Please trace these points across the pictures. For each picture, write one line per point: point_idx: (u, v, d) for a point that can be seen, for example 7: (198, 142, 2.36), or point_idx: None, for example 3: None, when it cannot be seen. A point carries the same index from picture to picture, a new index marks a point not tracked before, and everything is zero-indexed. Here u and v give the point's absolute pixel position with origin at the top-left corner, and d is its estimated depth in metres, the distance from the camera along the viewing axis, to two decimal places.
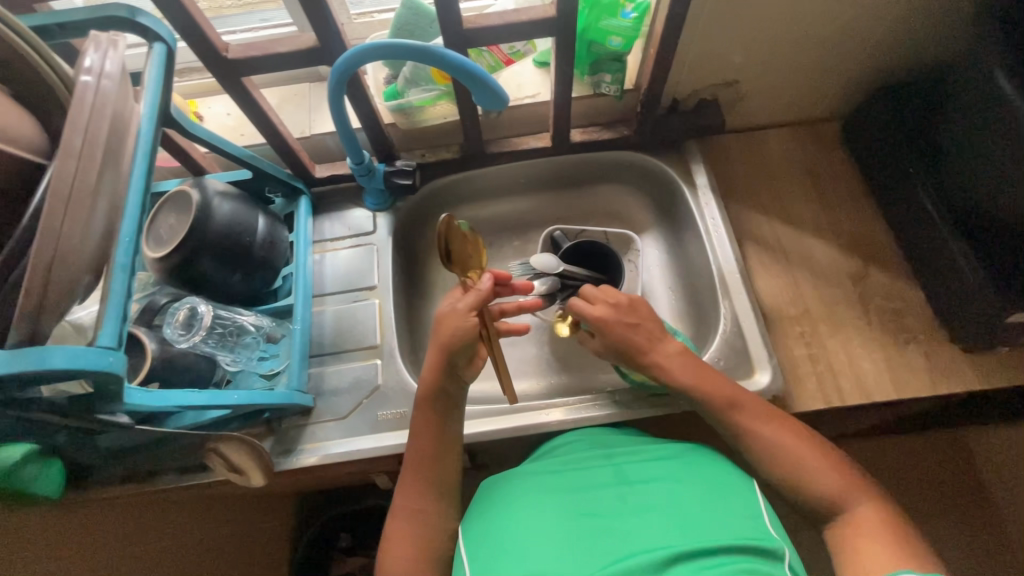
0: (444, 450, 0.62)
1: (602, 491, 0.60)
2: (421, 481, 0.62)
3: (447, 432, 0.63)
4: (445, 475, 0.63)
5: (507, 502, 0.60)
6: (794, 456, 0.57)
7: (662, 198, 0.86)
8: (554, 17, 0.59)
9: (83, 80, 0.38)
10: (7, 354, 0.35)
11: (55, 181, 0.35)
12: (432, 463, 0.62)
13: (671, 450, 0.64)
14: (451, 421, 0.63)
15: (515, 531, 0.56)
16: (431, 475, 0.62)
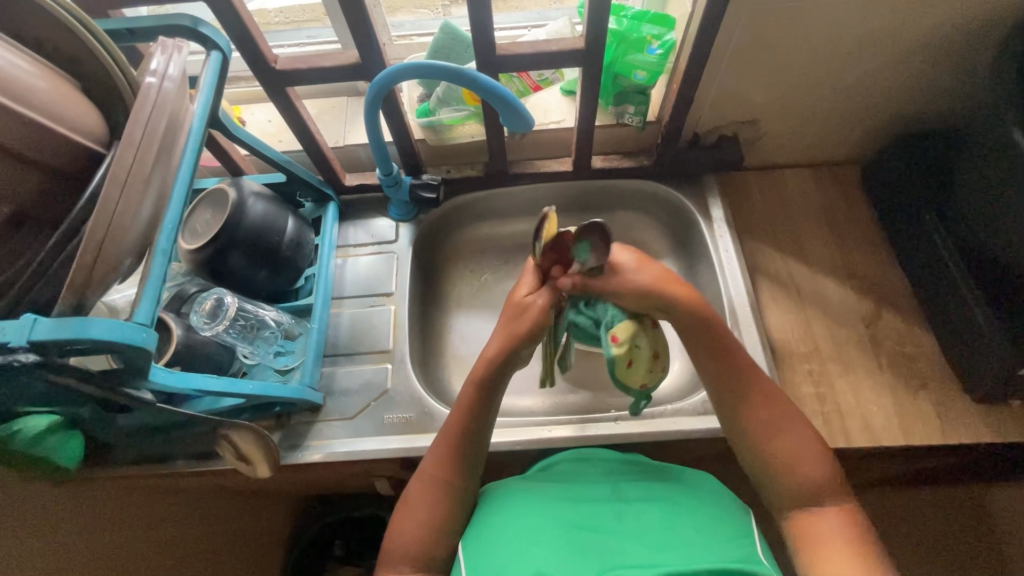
0: (478, 430, 0.63)
1: (597, 510, 0.60)
2: (452, 455, 0.62)
3: (490, 410, 0.63)
4: (471, 455, 0.63)
5: (508, 507, 0.61)
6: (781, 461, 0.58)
7: (678, 228, 0.88)
8: (582, 49, 0.62)
9: (148, 81, 0.42)
10: (52, 321, 0.37)
11: (116, 166, 0.38)
12: (464, 437, 0.62)
13: (672, 478, 0.64)
14: (495, 402, 0.64)
15: (513, 534, 0.57)
16: (463, 454, 0.62)
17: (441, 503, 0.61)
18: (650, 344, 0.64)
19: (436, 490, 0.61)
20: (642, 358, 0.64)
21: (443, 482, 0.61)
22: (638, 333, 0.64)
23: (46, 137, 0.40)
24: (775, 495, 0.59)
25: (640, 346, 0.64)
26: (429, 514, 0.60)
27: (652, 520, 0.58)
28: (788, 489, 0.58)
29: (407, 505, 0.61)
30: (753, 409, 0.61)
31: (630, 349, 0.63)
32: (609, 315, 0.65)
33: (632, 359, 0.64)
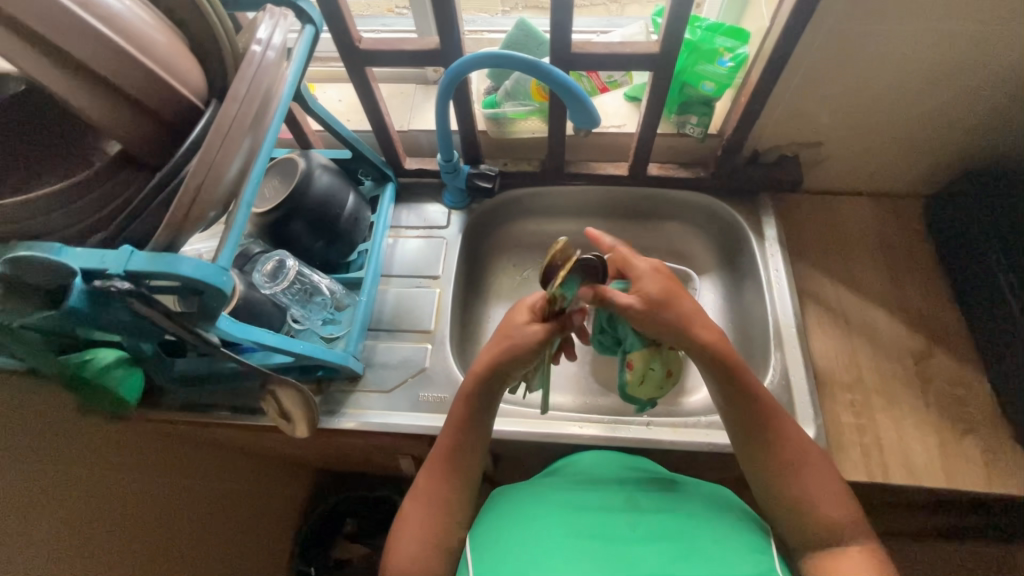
0: (474, 446, 0.64)
1: (617, 517, 0.60)
2: (446, 474, 0.63)
3: (484, 422, 0.64)
4: (465, 470, 0.64)
5: (522, 507, 0.62)
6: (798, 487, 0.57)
7: (727, 244, 0.87)
8: (656, 53, 0.63)
9: (255, 45, 0.45)
10: (147, 254, 0.40)
11: (220, 116, 0.41)
12: (454, 454, 0.63)
13: (694, 490, 0.63)
14: (490, 413, 0.64)
15: (525, 536, 0.57)
16: (456, 468, 0.63)
17: (442, 515, 0.62)
18: (661, 369, 0.68)
19: (431, 504, 0.62)
20: (653, 379, 0.69)
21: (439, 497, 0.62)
22: (652, 358, 0.68)
23: (158, 87, 0.44)
24: (789, 529, 0.58)
25: (653, 369, 0.68)
26: (427, 528, 0.61)
27: (670, 529, 0.58)
28: (804, 519, 0.56)
29: (406, 515, 0.62)
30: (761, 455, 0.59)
31: (641, 373, 0.68)
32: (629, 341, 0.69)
33: (643, 380, 0.69)
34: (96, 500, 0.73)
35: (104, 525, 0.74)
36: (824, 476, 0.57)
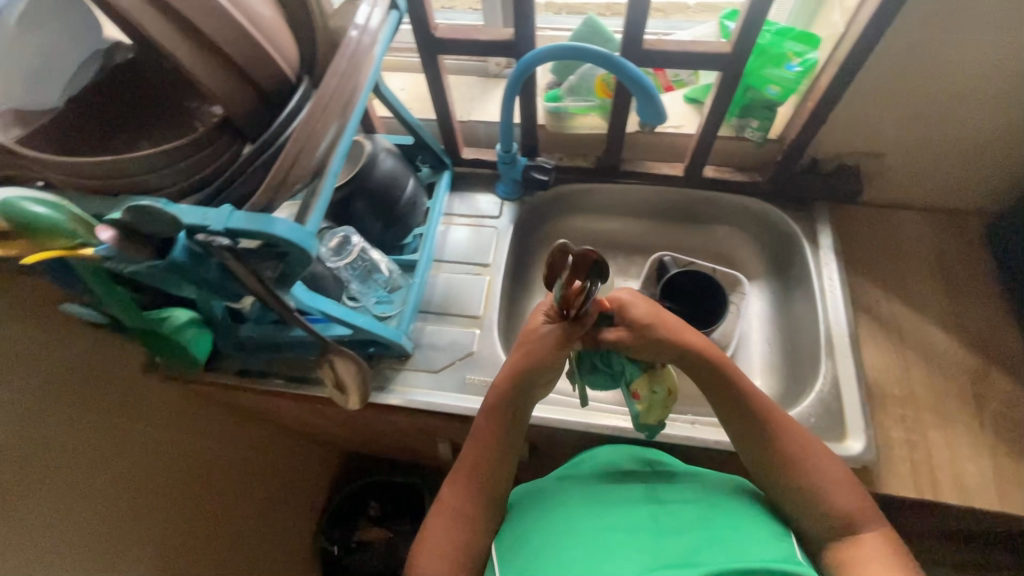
0: (497, 461, 0.62)
1: (637, 507, 0.60)
2: (467, 482, 0.62)
3: (511, 437, 0.62)
4: (489, 478, 0.62)
5: (542, 506, 0.63)
6: (830, 495, 0.56)
7: (778, 251, 0.87)
8: (728, 53, 0.63)
9: (356, 27, 0.48)
10: (245, 214, 0.43)
11: (322, 89, 0.44)
12: (478, 469, 0.62)
13: (716, 481, 0.63)
14: (520, 423, 0.63)
15: (545, 534, 0.58)
16: (480, 483, 0.62)
17: (469, 523, 0.60)
18: (664, 390, 0.62)
19: (457, 520, 0.60)
20: (661, 404, 0.62)
21: (462, 512, 0.61)
22: (653, 381, 0.62)
23: (263, 58, 0.46)
24: (817, 528, 0.56)
25: (656, 392, 0.62)
26: (454, 539, 0.59)
27: (694, 517, 0.58)
28: (834, 517, 0.55)
29: (431, 530, 0.61)
30: (770, 464, 0.58)
31: (655, 401, 0.62)
32: (628, 371, 0.61)
33: (652, 410, 0.63)
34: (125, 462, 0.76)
35: (148, 486, 0.80)
36: (850, 479, 0.57)
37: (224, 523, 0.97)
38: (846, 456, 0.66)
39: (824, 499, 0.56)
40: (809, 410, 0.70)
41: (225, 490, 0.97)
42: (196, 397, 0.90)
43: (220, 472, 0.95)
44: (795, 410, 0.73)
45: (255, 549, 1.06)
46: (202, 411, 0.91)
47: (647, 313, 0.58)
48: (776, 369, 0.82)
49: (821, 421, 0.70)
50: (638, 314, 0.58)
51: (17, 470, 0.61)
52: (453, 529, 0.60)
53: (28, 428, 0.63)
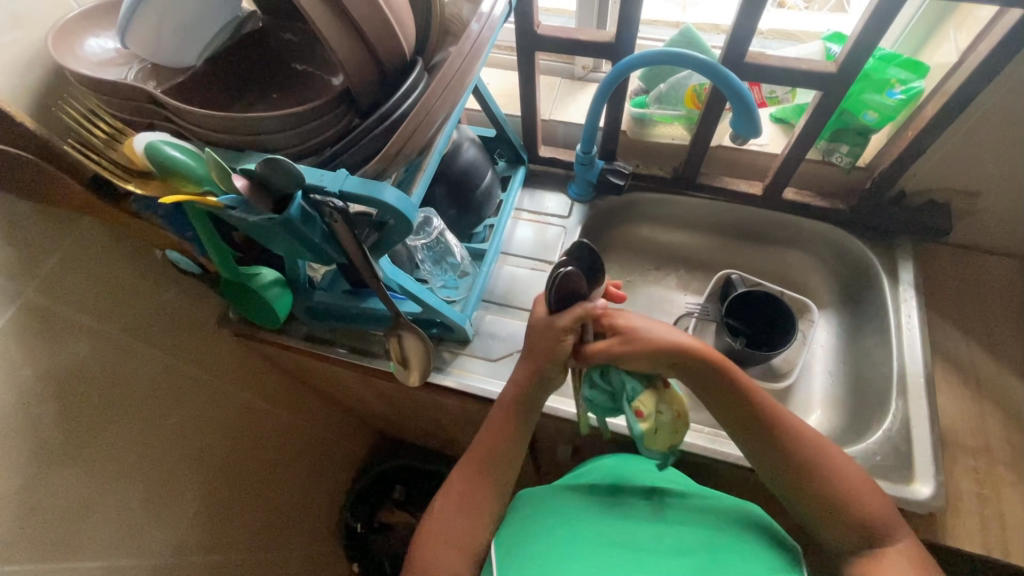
0: (517, 441, 0.62)
1: (646, 525, 0.60)
2: (481, 476, 0.62)
3: (524, 432, 0.62)
4: (507, 454, 0.62)
5: (544, 509, 0.63)
6: (850, 504, 0.54)
7: (851, 282, 0.84)
8: (832, 72, 0.62)
9: (482, 11, 0.49)
10: (359, 180, 0.45)
11: (446, 68, 0.46)
12: (488, 461, 0.62)
13: (723, 503, 0.63)
14: (532, 419, 0.62)
15: (546, 539, 0.58)
16: (493, 472, 0.62)
17: (474, 511, 0.60)
18: (672, 410, 0.58)
19: (459, 506, 0.60)
20: (667, 425, 0.58)
21: (467, 501, 0.61)
22: (660, 398, 0.58)
23: (390, 36, 0.48)
24: (839, 539, 0.55)
25: (661, 411, 0.58)
26: (459, 522, 0.59)
27: (700, 538, 0.57)
28: (853, 526, 0.54)
29: (434, 516, 0.61)
30: (779, 470, 0.56)
31: (663, 417, 0.58)
32: (628, 386, 0.58)
33: (658, 429, 0.58)
34: (185, 415, 0.80)
35: (204, 438, 0.84)
36: (876, 492, 0.55)
37: (263, 486, 1.00)
38: (911, 499, 0.63)
39: (841, 511, 0.54)
40: (875, 448, 0.67)
41: (268, 453, 1.00)
42: (259, 359, 0.94)
43: (266, 434, 0.99)
44: (858, 445, 0.70)
45: (286, 519, 1.08)
46: (262, 375, 0.95)
47: (642, 325, 0.58)
48: (838, 402, 0.79)
49: (887, 461, 0.67)
50: (634, 322, 0.58)
51: (100, 402, 0.66)
52: (456, 517, 0.60)
53: (121, 364, 0.68)
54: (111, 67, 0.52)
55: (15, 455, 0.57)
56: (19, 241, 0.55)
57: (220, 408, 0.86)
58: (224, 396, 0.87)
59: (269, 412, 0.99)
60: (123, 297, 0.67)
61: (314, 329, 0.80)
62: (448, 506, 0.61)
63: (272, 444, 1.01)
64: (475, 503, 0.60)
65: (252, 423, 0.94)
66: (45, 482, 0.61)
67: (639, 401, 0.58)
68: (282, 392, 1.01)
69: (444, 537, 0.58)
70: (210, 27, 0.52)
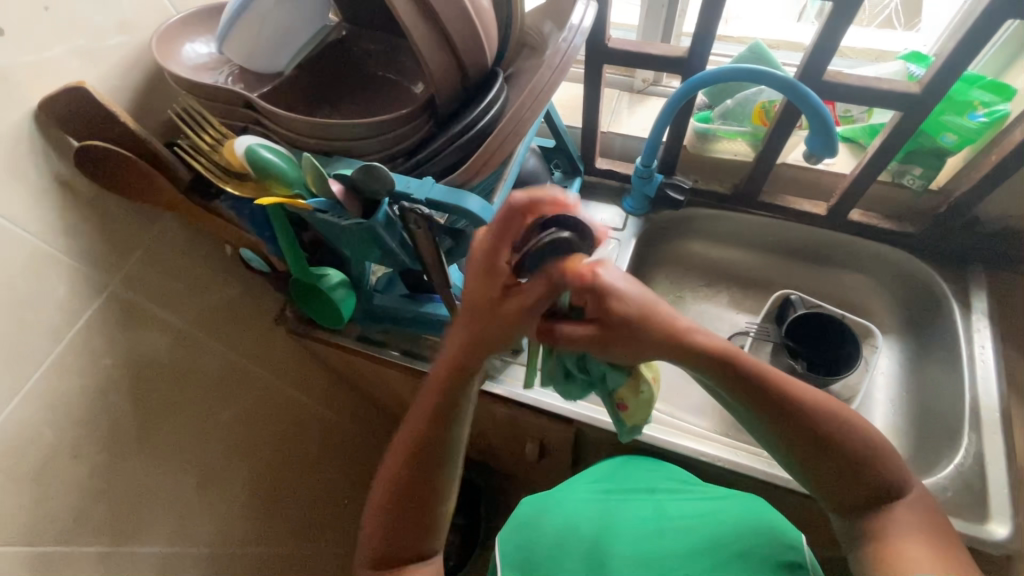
0: (456, 405, 0.52)
1: (652, 519, 0.66)
2: (419, 456, 0.52)
3: (462, 395, 0.51)
4: (444, 428, 0.52)
5: (558, 502, 0.69)
6: (866, 466, 0.52)
7: (918, 308, 0.81)
8: (915, 93, 0.61)
9: (571, 24, 0.50)
10: (445, 188, 0.46)
11: (536, 82, 0.47)
12: (421, 438, 0.52)
13: (717, 492, 0.68)
14: (471, 378, 0.51)
15: (567, 529, 0.65)
16: (431, 450, 0.52)
17: (414, 498, 0.52)
18: (652, 394, 0.59)
19: (399, 496, 0.52)
20: (649, 405, 0.60)
21: (407, 487, 0.52)
22: (638, 386, 0.58)
23: (478, 48, 0.49)
24: (854, 499, 0.53)
25: (643, 393, 0.59)
26: (400, 512, 0.52)
27: (704, 537, 0.62)
28: (865, 487, 0.52)
29: (373, 501, 0.54)
30: (783, 426, 0.52)
31: (646, 400, 0.59)
32: (609, 378, 0.57)
33: (638, 411, 0.60)
34: (241, 408, 0.81)
35: (255, 434, 0.85)
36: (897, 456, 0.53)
37: (305, 483, 1.01)
38: (985, 539, 0.60)
39: (857, 476, 0.52)
40: (946, 482, 0.64)
41: (310, 450, 1.01)
42: (308, 358, 0.95)
43: (309, 431, 0.99)
44: (928, 478, 0.67)
45: (323, 518, 1.08)
46: (310, 373, 0.97)
47: (620, 285, 0.46)
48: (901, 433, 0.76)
49: (959, 497, 0.64)
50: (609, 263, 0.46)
51: (169, 394, 0.68)
52: (398, 507, 0.52)
53: (188, 358, 0.70)
54: (207, 71, 0.54)
55: (90, 441, 0.60)
56: (109, 235, 0.57)
57: (271, 402, 0.87)
58: (275, 391, 0.88)
59: (313, 410, 1.00)
60: (194, 292, 0.69)
61: (366, 328, 0.81)
62: (385, 494, 0.53)
63: (315, 441, 1.02)
64: (412, 488, 0.52)
65: (298, 420, 0.95)
66: (113, 467, 0.63)
67: (625, 390, 0.59)
68: (326, 391, 1.02)
69: (384, 527, 0.53)
70: (301, 33, 0.54)
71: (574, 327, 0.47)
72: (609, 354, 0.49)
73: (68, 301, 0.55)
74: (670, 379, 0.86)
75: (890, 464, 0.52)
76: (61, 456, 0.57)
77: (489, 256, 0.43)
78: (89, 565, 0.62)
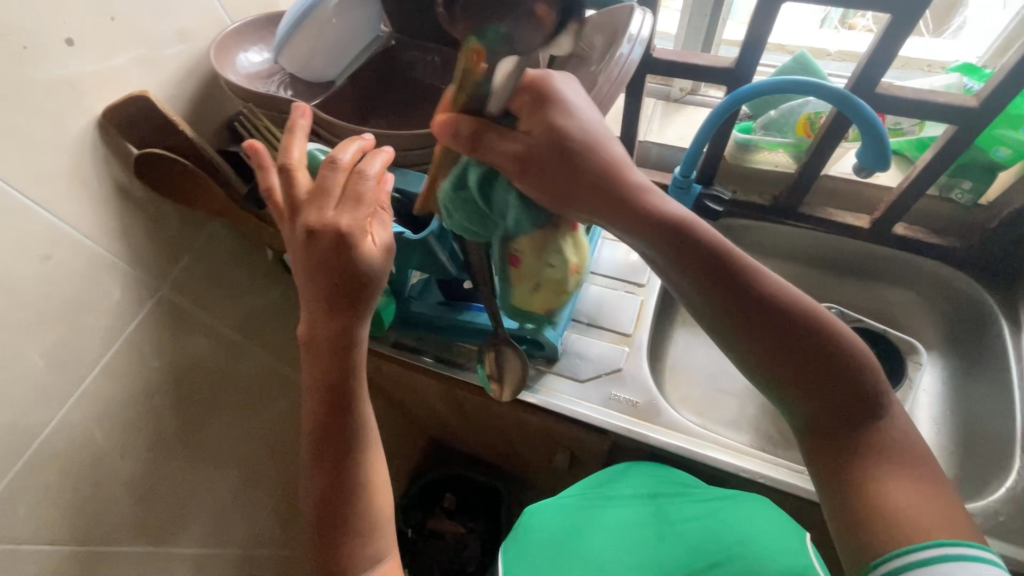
0: (346, 378, 0.45)
1: (649, 526, 0.64)
2: (334, 446, 0.46)
3: (349, 369, 0.45)
4: (345, 410, 0.46)
5: (554, 514, 0.68)
6: (840, 378, 0.42)
7: (963, 325, 0.79)
8: (973, 106, 0.59)
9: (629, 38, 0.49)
10: None
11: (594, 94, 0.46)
12: (328, 426, 0.46)
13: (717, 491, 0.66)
14: (352, 347, 0.44)
15: (564, 545, 0.63)
16: (341, 438, 0.46)
17: (344, 493, 0.46)
18: (562, 267, 0.47)
19: (329, 497, 0.46)
20: (542, 277, 0.49)
21: (334, 486, 0.46)
22: (547, 250, 0.46)
23: None
24: (829, 420, 0.42)
25: (554, 265, 0.47)
26: (335, 516, 0.46)
27: (699, 540, 0.61)
28: (842, 408, 0.42)
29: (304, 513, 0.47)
30: (751, 317, 0.42)
31: (553, 272, 0.48)
32: (510, 220, 0.44)
33: (540, 284, 0.49)
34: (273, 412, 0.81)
35: (286, 440, 0.85)
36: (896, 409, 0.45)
37: None
38: None
39: (836, 392, 0.42)
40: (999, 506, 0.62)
41: None
42: None
43: None
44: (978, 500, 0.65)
45: None
46: None
47: (574, 104, 0.39)
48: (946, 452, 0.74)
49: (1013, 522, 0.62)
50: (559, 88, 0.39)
51: (210, 398, 0.69)
52: (331, 510, 0.46)
53: (227, 361, 0.70)
54: (260, 80, 0.55)
55: (136, 442, 0.60)
56: (161, 239, 0.58)
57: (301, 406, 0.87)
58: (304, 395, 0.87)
59: None
60: (236, 297, 0.69)
61: (401, 335, 0.81)
62: (311, 501, 0.46)
63: None
64: (340, 486, 0.46)
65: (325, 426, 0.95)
66: (156, 468, 0.64)
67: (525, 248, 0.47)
68: None
69: (321, 535, 0.46)
70: (354, 42, 0.55)
71: (507, 140, 0.38)
72: (532, 185, 0.40)
73: (121, 304, 0.55)
74: (706, 392, 0.85)
75: (880, 383, 0.43)
76: (109, 457, 0.58)
77: (318, 192, 0.41)
78: (129, 565, 0.62)
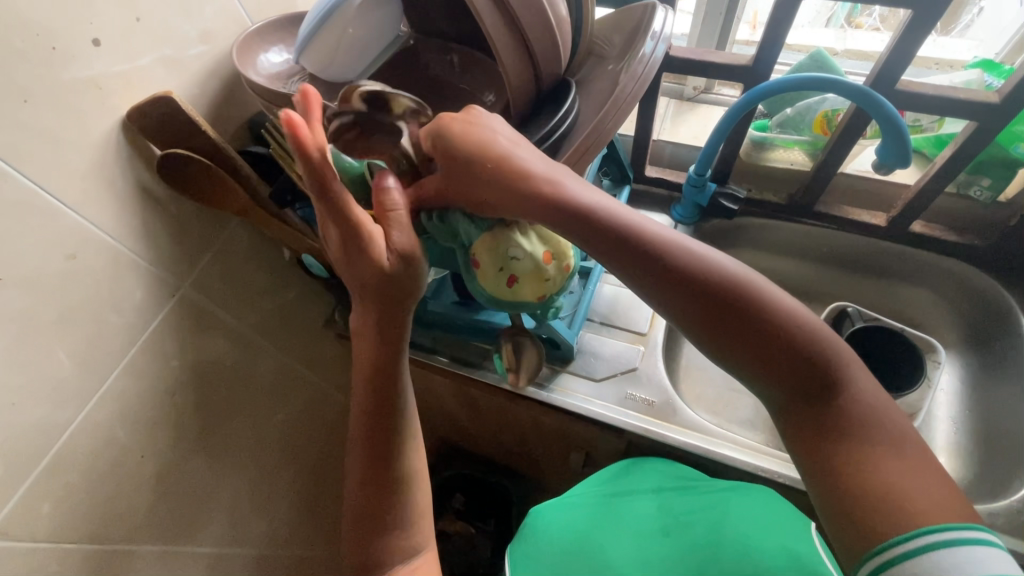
0: (393, 380, 0.48)
1: (655, 523, 0.64)
2: (378, 443, 0.48)
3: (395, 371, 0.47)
4: (390, 411, 0.48)
5: (560, 512, 0.67)
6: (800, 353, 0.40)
7: (981, 324, 0.79)
8: (994, 103, 0.59)
9: (654, 34, 0.49)
10: None
11: (619, 91, 0.46)
12: (373, 424, 0.48)
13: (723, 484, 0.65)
14: (397, 351, 0.47)
15: (569, 542, 0.63)
16: (387, 438, 0.48)
17: (387, 488, 0.48)
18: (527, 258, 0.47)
19: (373, 492, 0.48)
20: (524, 274, 0.48)
21: (375, 482, 0.48)
22: (501, 247, 0.47)
23: None
24: (798, 404, 0.41)
25: (516, 257, 0.47)
26: (379, 508, 0.48)
27: (704, 535, 0.60)
28: (801, 383, 0.40)
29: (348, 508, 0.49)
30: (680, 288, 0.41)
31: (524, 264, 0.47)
32: (462, 233, 0.46)
33: (515, 278, 0.49)
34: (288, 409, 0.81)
35: (300, 438, 0.86)
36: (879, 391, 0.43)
37: None
38: None
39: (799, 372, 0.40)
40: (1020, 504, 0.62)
41: None
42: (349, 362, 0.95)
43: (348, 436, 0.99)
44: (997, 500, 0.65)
45: None
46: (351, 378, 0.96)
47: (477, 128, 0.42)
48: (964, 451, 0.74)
49: None
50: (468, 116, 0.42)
51: (228, 397, 0.69)
52: (375, 505, 0.48)
53: (245, 360, 0.71)
54: (280, 81, 0.54)
55: (158, 440, 0.61)
56: (182, 239, 0.58)
57: (316, 405, 0.88)
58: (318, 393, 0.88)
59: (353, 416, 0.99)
60: (254, 296, 0.70)
61: (416, 335, 0.81)
62: (355, 498, 0.48)
63: None
64: (384, 483, 0.48)
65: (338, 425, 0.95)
66: (177, 466, 0.64)
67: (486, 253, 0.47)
68: None
69: (363, 529, 0.48)
70: (376, 43, 0.54)
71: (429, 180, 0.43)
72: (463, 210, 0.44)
73: (143, 304, 0.56)
74: (721, 391, 0.85)
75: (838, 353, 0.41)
76: (131, 456, 0.58)
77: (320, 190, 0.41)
78: (150, 563, 0.63)
